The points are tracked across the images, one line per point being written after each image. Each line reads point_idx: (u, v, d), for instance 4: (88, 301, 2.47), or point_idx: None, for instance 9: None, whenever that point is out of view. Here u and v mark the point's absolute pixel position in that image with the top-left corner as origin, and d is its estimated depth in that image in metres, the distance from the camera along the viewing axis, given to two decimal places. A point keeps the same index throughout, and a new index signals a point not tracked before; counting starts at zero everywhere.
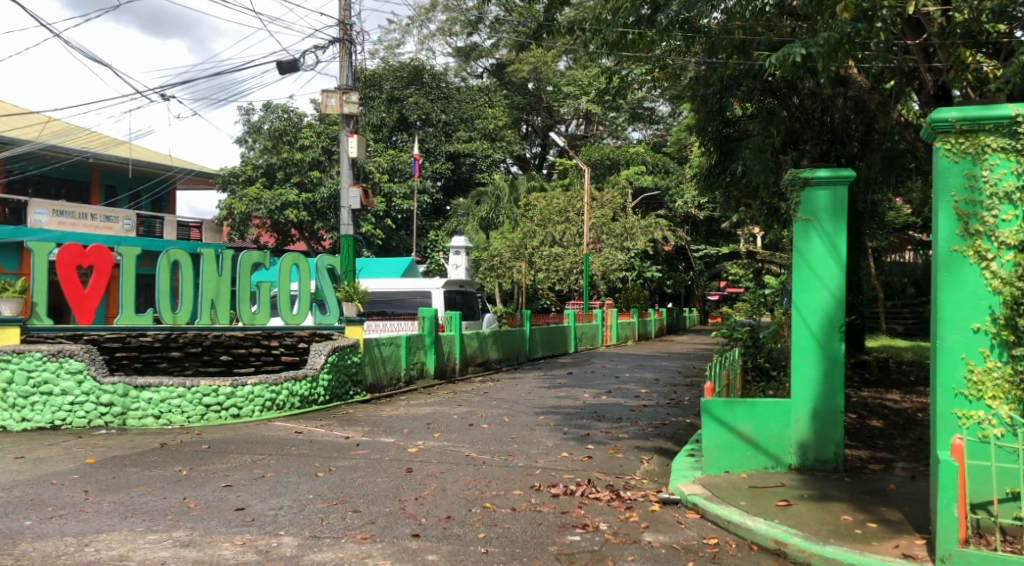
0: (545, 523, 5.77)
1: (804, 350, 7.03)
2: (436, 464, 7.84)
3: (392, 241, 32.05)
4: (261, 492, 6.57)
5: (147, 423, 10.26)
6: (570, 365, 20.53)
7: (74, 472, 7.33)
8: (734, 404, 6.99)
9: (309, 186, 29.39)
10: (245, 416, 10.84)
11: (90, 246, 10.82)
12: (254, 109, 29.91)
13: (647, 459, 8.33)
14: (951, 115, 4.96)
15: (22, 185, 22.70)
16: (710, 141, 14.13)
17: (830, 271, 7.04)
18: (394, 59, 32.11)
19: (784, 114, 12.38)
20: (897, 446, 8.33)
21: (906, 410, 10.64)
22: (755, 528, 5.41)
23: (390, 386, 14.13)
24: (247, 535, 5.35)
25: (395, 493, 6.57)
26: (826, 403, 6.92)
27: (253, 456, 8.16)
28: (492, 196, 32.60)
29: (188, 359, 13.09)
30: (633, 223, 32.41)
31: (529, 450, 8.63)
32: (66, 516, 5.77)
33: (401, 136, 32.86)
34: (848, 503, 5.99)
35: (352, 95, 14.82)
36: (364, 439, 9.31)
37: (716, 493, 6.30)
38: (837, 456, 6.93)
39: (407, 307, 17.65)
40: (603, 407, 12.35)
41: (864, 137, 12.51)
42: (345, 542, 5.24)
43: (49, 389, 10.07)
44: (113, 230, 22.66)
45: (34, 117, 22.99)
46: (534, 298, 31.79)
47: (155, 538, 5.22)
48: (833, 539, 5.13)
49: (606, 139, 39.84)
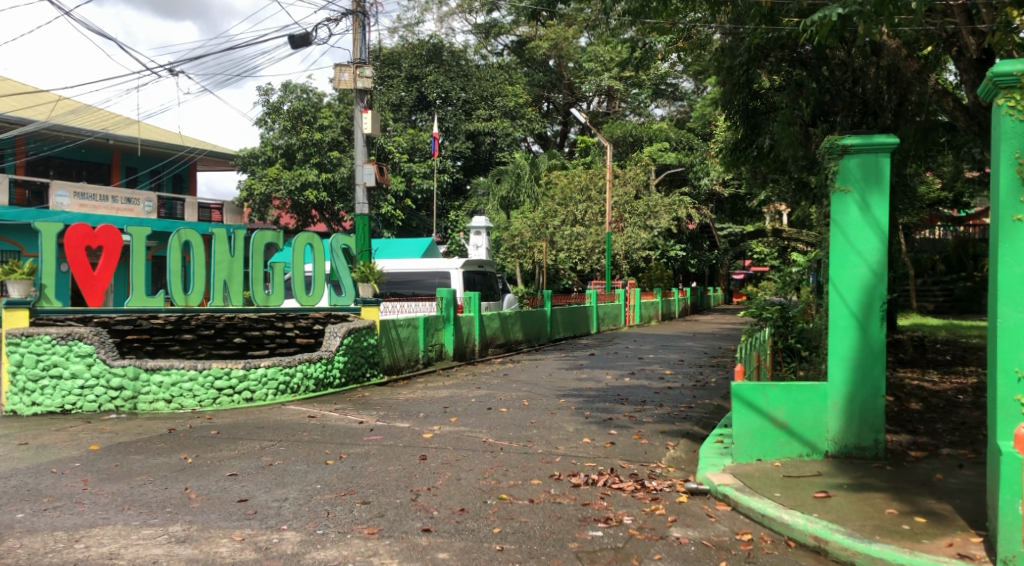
0: (564, 517, 5.39)
1: (842, 329, 6.55)
2: (452, 451, 7.48)
3: (412, 222, 31.80)
4: (267, 481, 6.27)
5: (159, 407, 10.04)
6: (592, 346, 20.14)
7: (77, 460, 7.08)
8: (766, 387, 6.55)
9: (329, 167, 29.09)
10: (258, 400, 10.59)
11: (100, 226, 10.52)
12: (273, 90, 29.64)
13: (673, 445, 7.90)
14: (1017, 69, 4.43)
15: (43, 165, 22.78)
16: (736, 115, 13.56)
17: (870, 245, 6.53)
18: (413, 37, 31.95)
19: (813, 85, 11.59)
20: (939, 430, 7.83)
21: (946, 392, 10.07)
22: (791, 524, 4.98)
23: (408, 367, 13.84)
24: (247, 530, 5.03)
25: (406, 483, 6.25)
26: (866, 387, 6.45)
27: (263, 442, 7.87)
28: (513, 174, 32.00)
29: (200, 341, 12.79)
30: (656, 202, 31.92)
31: (550, 436, 8.24)
32: (60, 509, 5.48)
33: (421, 115, 32.42)
34: (889, 493, 5.56)
35: (367, 70, 14.35)
36: (378, 424, 8.99)
37: (748, 483, 5.88)
38: (877, 443, 6.47)
39: (425, 288, 17.37)
40: (626, 389, 11.93)
41: (897, 108, 11.39)
42: (351, 538, 4.89)
43: (58, 372, 9.87)
44: (135, 212, 22.50)
45: (44, 96, 22.85)
46: (556, 278, 31.25)
47: (149, 534, 4.91)
48: (878, 536, 4.68)
49: (628, 116, 39.08)
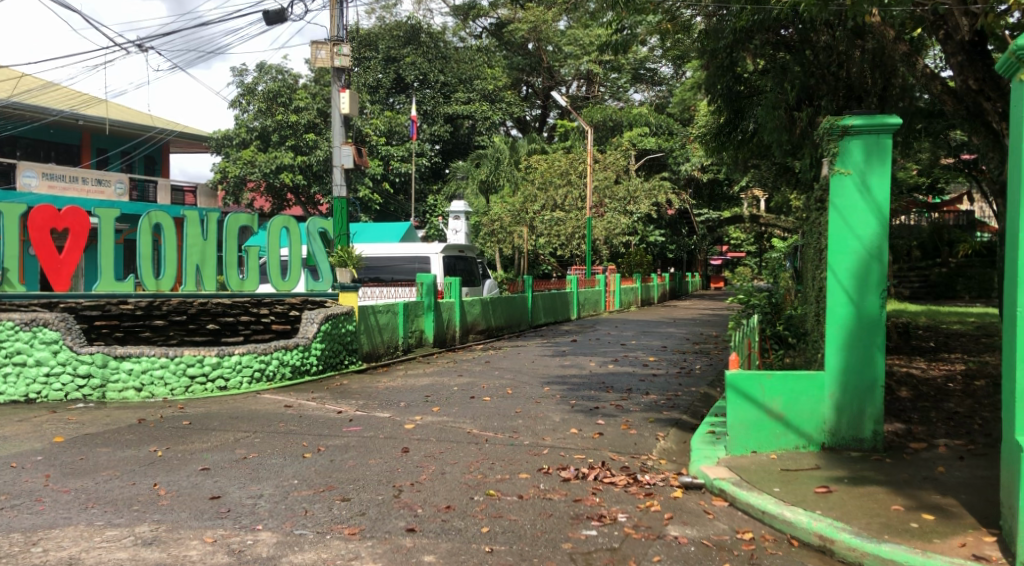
0: (556, 514, 5.14)
1: (838, 316, 6.36)
2: (435, 443, 7.19)
3: (390, 207, 31.33)
4: (241, 477, 5.95)
5: (128, 396, 9.63)
6: (573, 332, 19.89)
7: (38, 454, 6.69)
8: (763, 377, 6.32)
9: (305, 149, 28.44)
10: (232, 389, 10.22)
11: (66, 207, 10.07)
12: (247, 70, 28.95)
13: (663, 436, 7.67)
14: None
15: (10, 146, 22.06)
16: (720, 98, 13.23)
17: (870, 229, 6.32)
18: (391, 18, 31.25)
19: (798, 69, 11.36)
20: (934, 420, 7.68)
21: (936, 380, 9.94)
22: (795, 521, 4.77)
23: (387, 355, 13.52)
24: (220, 531, 4.72)
25: (389, 478, 5.95)
26: (863, 376, 6.27)
27: (237, 434, 7.52)
28: (492, 158, 31.71)
29: (171, 327, 12.35)
30: (636, 187, 31.77)
31: (536, 426, 7.97)
32: (18, 508, 5.13)
33: (399, 98, 31.88)
34: (891, 487, 5.38)
35: (344, 47, 13.87)
36: (357, 414, 8.67)
37: (746, 478, 5.66)
38: (875, 435, 6.30)
39: (404, 274, 16.99)
40: (610, 376, 11.70)
41: (883, 93, 11.11)
42: (331, 539, 4.60)
43: (22, 360, 9.42)
44: (106, 194, 21.91)
45: (7, 73, 22.06)
46: (535, 263, 31.61)
47: (113, 536, 4.58)
48: (886, 535, 4.49)
49: (607, 101, 38.67)
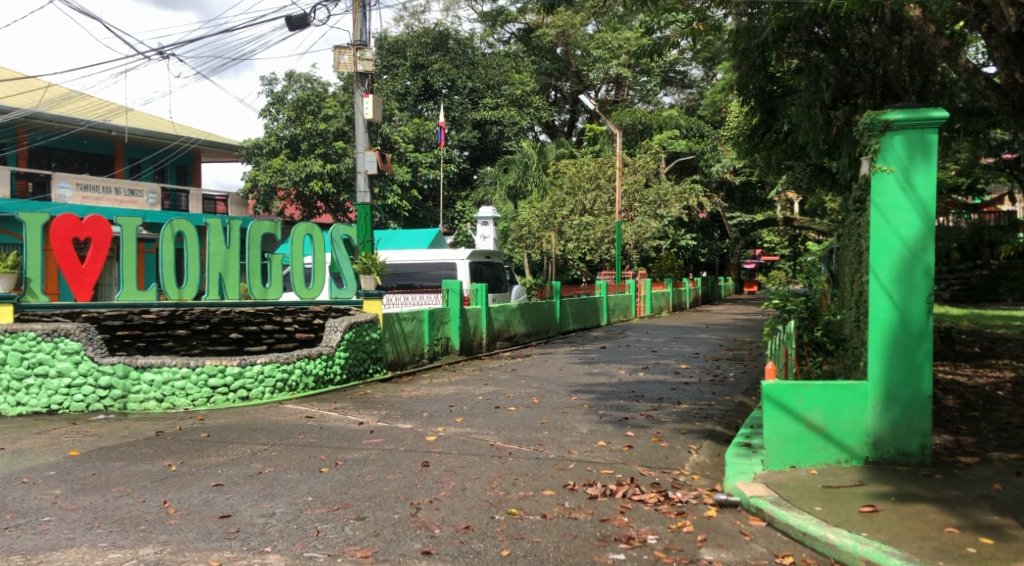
0: (581, 536, 4.83)
1: (881, 323, 5.98)
2: (456, 457, 6.92)
3: (419, 213, 31.16)
4: (254, 493, 5.73)
5: (150, 406, 9.52)
6: (603, 338, 19.49)
7: (52, 468, 6.54)
8: (801, 387, 5.96)
9: (334, 157, 28.54)
10: (255, 399, 10.06)
11: (87, 216, 9.99)
12: (276, 79, 29.09)
13: (695, 449, 7.32)
14: None
15: (45, 157, 22.44)
16: (752, 99, 12.73)
17: (914, 229, 5.92)
18: (418, 25, 31.31)
19: (833, 67, 10.87)
20: (984, 431, 7.22)
21: (984, 388, 9.43)
22: (839, 544, 4.42)
23: (412, 363, 13.31)
24: (226, 553, 4.49)
25: (406, 495, 5.68)
26: (908, 385, 5.87)
27: (254, 447, 7.32)
28: (520, 163, 31.44)
29: (194, 337, 12.25)
30: (666, 190, 31.31)
31: (562, 438, 7.67)
32: (22, 527, 4.95)
33: (426, 104, 31.67)
34: (943, 506, 4.98)
35: (367, 52, 13.71)
36: (379, 425, 8.44)
37: (784, 495, 5.30)
38: (923, 448, 5.89)
39: (430, 281, 16.72)
40: (641, 385, 11.33)
41: (922, 91, 10.71)
42: (341, 563, 4.35)
43: (44, 371, 9.34)
44: (138, 204, 22.05)
45: (37, 82, 22.22)
46: (564, 268, 30.79)
47: (115, 559, 4.37)
48: (940, 560, 4.11)
49: (637, 104, 38.23)
